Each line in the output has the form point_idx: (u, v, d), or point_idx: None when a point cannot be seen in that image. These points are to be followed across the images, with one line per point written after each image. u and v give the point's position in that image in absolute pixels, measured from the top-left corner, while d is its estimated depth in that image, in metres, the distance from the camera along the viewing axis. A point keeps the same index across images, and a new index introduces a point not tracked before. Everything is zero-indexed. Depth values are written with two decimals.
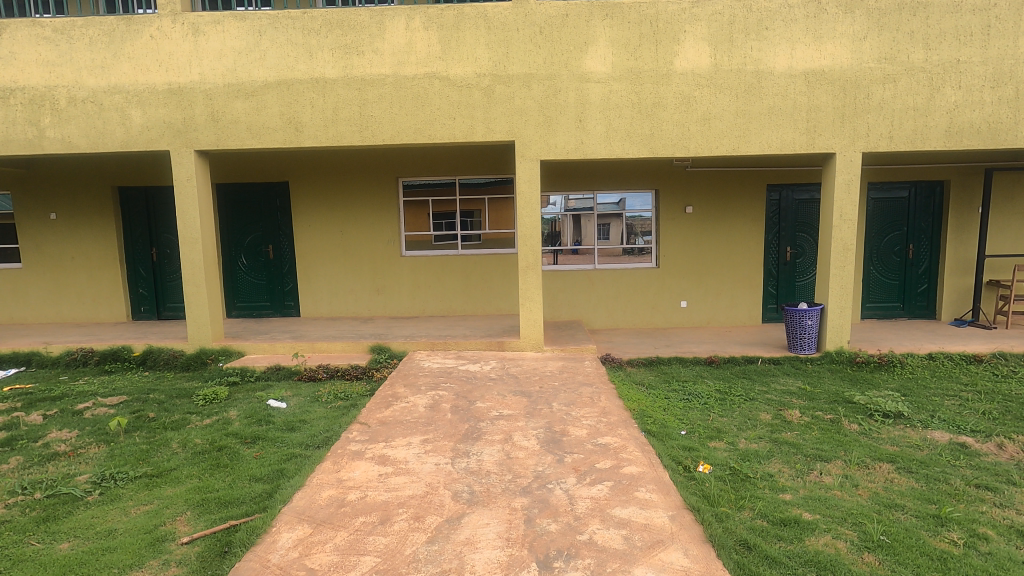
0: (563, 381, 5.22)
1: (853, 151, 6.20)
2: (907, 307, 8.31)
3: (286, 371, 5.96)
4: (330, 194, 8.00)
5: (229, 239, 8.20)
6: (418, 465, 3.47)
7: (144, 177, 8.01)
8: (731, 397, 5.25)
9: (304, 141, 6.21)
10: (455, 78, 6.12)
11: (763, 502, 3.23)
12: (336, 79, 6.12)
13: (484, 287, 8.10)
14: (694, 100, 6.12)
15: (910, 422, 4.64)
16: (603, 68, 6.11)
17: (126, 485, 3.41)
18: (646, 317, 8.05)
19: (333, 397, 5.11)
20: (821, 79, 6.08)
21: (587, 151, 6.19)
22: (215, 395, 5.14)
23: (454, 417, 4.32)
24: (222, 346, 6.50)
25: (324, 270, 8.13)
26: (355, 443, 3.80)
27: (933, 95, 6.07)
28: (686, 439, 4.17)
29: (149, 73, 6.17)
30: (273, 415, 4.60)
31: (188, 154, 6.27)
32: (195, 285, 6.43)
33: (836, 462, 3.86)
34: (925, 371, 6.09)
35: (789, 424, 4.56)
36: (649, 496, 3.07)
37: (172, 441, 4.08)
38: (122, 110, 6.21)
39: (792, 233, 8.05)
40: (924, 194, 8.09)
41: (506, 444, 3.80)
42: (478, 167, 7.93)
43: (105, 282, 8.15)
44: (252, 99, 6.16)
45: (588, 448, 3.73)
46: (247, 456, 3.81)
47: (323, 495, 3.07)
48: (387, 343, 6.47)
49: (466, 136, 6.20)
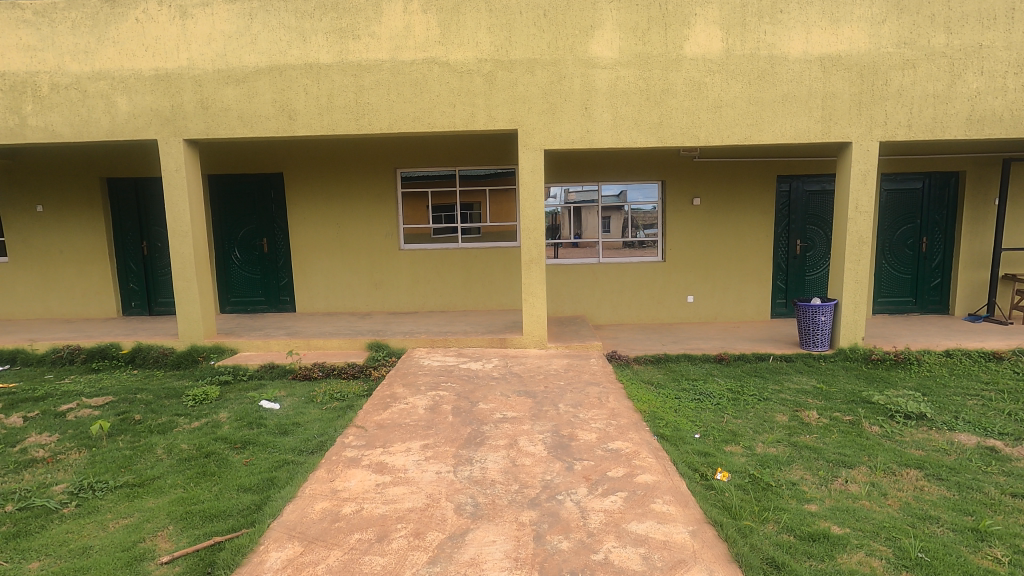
0: (569, 381, 5.00)
1: (869, 140, 5.95)
2: (920, 303, 8.08)
3: (280, 369, 5.72)
4: (327, 186, 7.74)
5: (222, 232, 7.95)
6: (418, 474, 3.25)
7: (134, 167, 7.75)
8: (743, 397, 5.03)
9: (297, 130, 5.96)
10: (455, 63, 5.86)
11: (789, 514, 3.00)
12: (330, 65, 5.85)
13: (485, 282, 7.86)
14: (704, 86, 5.87)
15: (933, 423, 4.42)
16: (610, 54, 5.84)
17: (105, 496, 3.16)
18: (652, 312, 7.83)
19: (328, 398, 4.87)
20: (838, 64, 5.82)
21: (593, 141, 5.94)
22: (206, 396, 4.91)
23: (455, 419, 4.10)
24: (214, 343, 6.25)
25: (320, 264, 7.89)
26: (351, 449, 3.59)
27: (954, 82, 5.82)
28: (700, 443, 3.94)
29: (134, 58, 5.89)
30: (265, 418, 4.35)
31: (177, 143, 6.01)
32: (186, 281, 6.19)
33: (861, 468, 3.65)
34: (943, 369, 5.89)
35: (807, 426, 4.34)
36: (667, 509, 2.87)
37: (157, 446, 3.83)
38: (107, 97, 5.94)
39: (802, 225, 7.80)
40: (937, 185, 7.86)
41: (511, 450, 3.58)
42: (478, 157, 7.67)
43: (94, 277, 7.89)
44: (243, 86, 5.90)
45: (598, 454, 3.51)
46: (236, 463, 3.57)
47: (315, 509, 2.87)
48: (385, 340, 6.24)
49: (467, 125, 5.94)
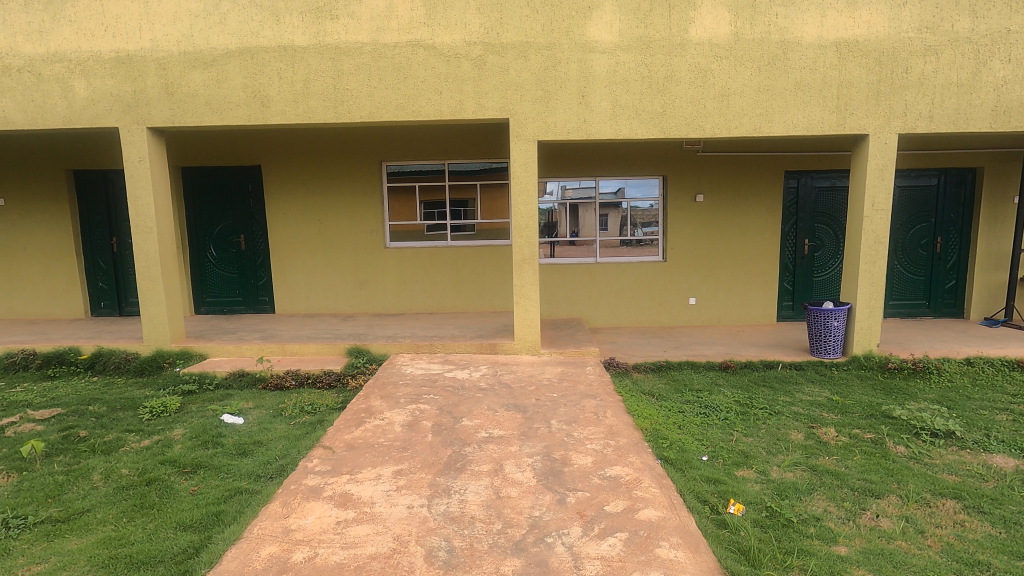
0: (563, 393, 4.56)
1: (888, 132, 5.52)
2: (934, 306, 7.67)
3: (250, 378, 5.28)
4: (308, 180, 7.29)
5: (197, 228, 7.48)
6: (386, 509, 2.81)
7: (102, 159, 7.27)
8: (753, 411, 4.60)
9: (270, 118, 5.51)
10: (441, 46, 5.40)
11: (816, 561, 2.58)
12: (306, 47, 5.40)
13: (477, 282, 7.42)
14: (711, 73, 5.43)
15: (964, 443, 4.02)
16: (610, 37, 5.40)
17: (20, 536, 2.71)
18: (653, 315, 7.41)
19: (298, 412, 4.43)
20: (855, 50, 5.39)
21: (590, 131, 5.50)
22: (164, 409, 4.47)
23: (435, 439, 3.66)
24: (181, 348, 5.81)
25: (301, 262, 7.44)
26: (313, 477, 3.15)
27: (979, 70, 5.40)
28: (709, 468, 3.51)
29: (93, 39, 5.42)
30: (223, 435, 3.91)
31: (140, 132, 5.55)
32: (150, 280, 5.73)
33: (890, 499, 3.23)
34: (965, 379, 5.47)
35: (826, 446, 3.92)
36: (674, 555, 2.45)
37: (95, 471, 3.38)
38: (64, 81, 5.48)
39: (811, 224, 7.37)
40: (953, 182, 7.45)
41: (496, 478, 3.14)
42: (469, 149, 7.22)
43: (60, 274, 7.43)
44: (211, 69, 5.44)
45: (595, 483, 3.08)
46: (181, 492, 3.13)
47: (261, 555, 2.43)
48: (366, 345, 5.80)
49: (455, 114, 5.49)
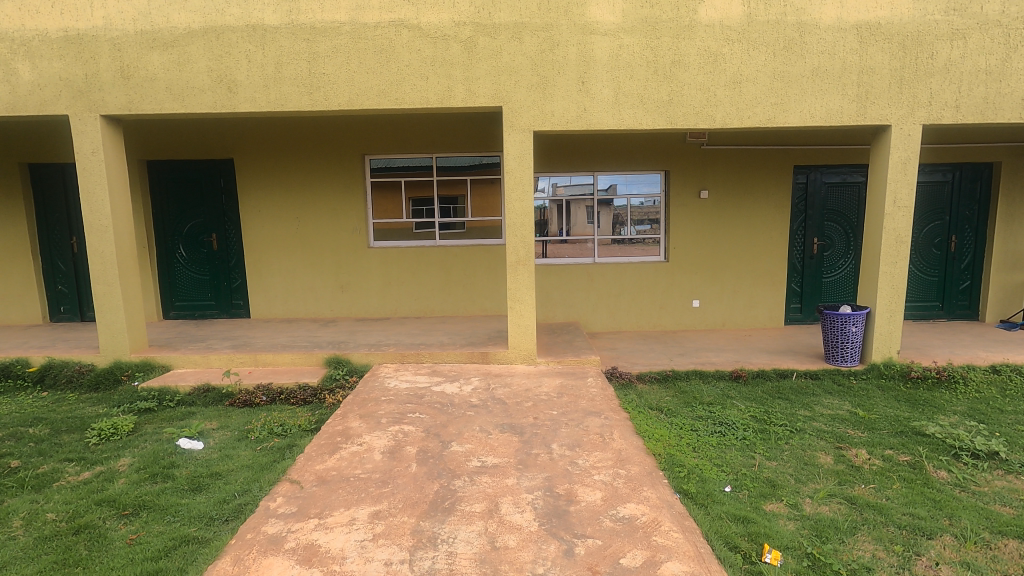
0: (563, 409, 4.10)
1: (911, 123, 5.12)
2: (948, 308, 7.30)
3: (216, 394, 4.76)
4: (285, 174, 6.77)
5: (164, 226, 6.93)
6: (359, 567, 2.33)
7: (60, 151, 6.70)
8: (772, 428, 4.17)
9: (239, 106, 4.99)
10: (427, 27, 4.90)
11: None
12: (277, 27, 4.88)
13: (467, 284, 6.94)
14: (721, 58, 4.99)
15: (1011, 466, 3.61)
16: (612, 18, 4.94)
17: None
18: (655, 319, 6.97)
19: (266, 434, 3.92)
20: (877, 33, 4.97)
21: (591, 121, 5.04)
22: (114, 432, 3.95)
23: (419, 470, 3.18)
24: (142, 359, 5.27)
25: (278, 263, 6.93)
26: (275, 522, 2.66)
27: (1009, 56, 5.00)
28: (734, 502, 3.08)
29: (39, 16, 4.87)
30: (177, 466, 3.41)
31: (93, 120, 5.00)
32: (106, 284, 5.18)
33: (945, 539, 2.81)
34: (993, 389, 5.09)
35: (859, 471, 3.50)
36: None
37: (15, 515, 2.87)
38: (7, 64, 4.93)
39: (821, 221, 6.96)
40: (968, 178, 7.07)
41: (490, 522, 2.68)
42: (458, 142, 6.72)
43: (16, 277, 6.86)
44: (172, 51, 4.91)
45: (608, 528, 2.62)
46: (115, 543, 2.63)
47: None
48: (346, 354, 5.30)
49: (443, 101, 5.00)
